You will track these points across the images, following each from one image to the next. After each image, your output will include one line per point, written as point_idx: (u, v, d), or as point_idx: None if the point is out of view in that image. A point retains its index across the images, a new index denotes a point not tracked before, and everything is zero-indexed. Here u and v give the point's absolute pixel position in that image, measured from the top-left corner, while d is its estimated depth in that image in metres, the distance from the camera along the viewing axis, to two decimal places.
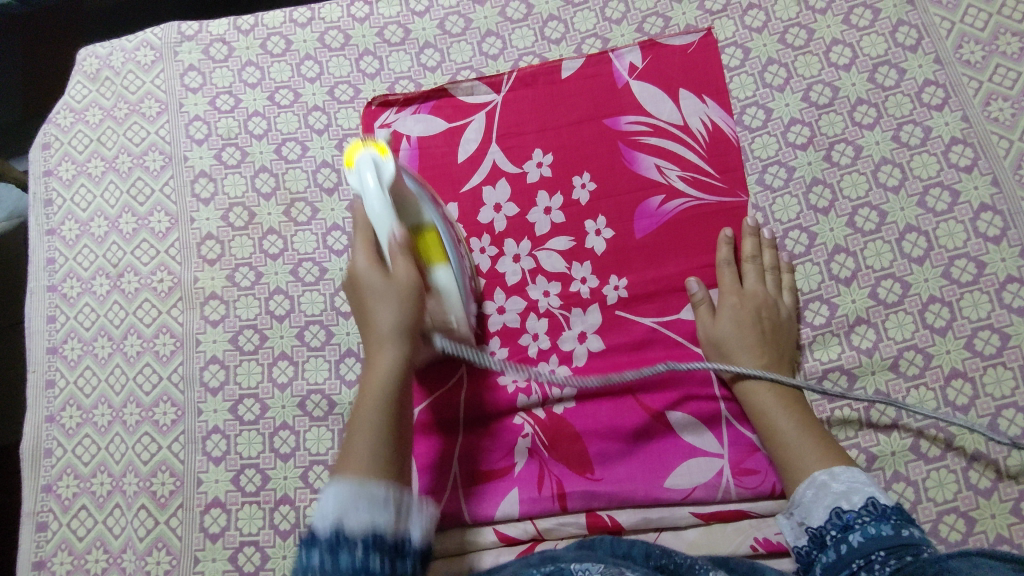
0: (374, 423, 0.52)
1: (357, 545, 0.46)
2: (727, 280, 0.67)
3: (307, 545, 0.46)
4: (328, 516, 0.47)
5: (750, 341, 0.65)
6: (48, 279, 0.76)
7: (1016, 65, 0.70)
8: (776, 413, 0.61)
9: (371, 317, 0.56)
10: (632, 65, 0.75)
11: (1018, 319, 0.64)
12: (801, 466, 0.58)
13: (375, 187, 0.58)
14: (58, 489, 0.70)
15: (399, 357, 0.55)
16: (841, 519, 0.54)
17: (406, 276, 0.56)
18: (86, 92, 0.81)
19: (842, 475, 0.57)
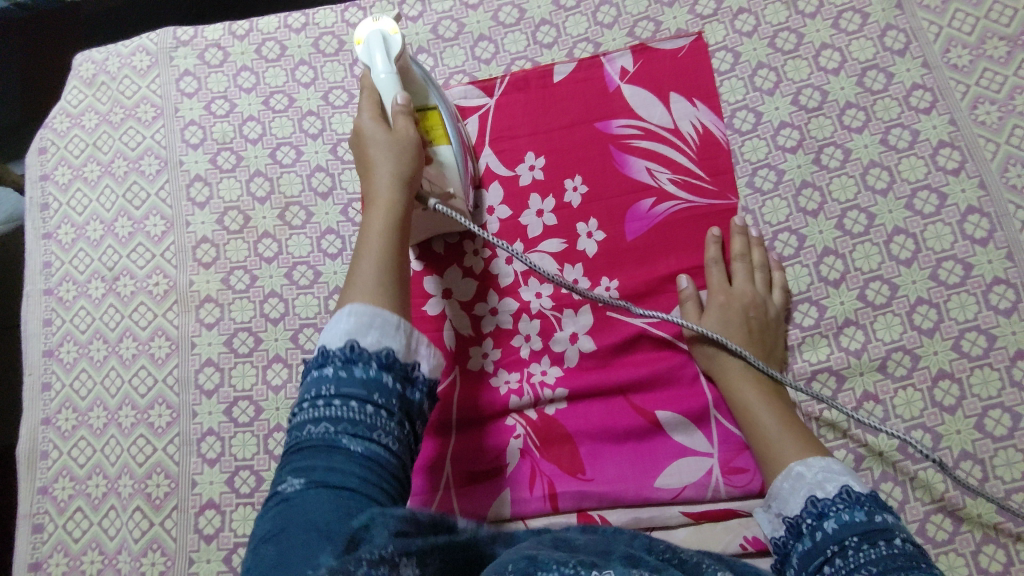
0: (372, 254, 0.59)
1: (370, 361, 0.53)
2: (717, 278, 0.68)
3: (320, 364, 0.53)
4: (340, 335, 0.54)
5: (736, 338, 0.65)
6: (44, 282, 0.77)
7: (1002, 69, 0.71)
8: (759, 406, 0.62)
9: (374, 168, 0.62)
10: (623, 68, 0.75)
11: (1004, 320, 0.65)
12: (779, 458, 0.59)
13: (382, 62, 0.64)
14: (54, 491, 0.71)
15: (402, 199, 0.61)
16: (816, 507, 0.54)
17: (406, 133, 0.63)
18: (82, 97, 0.82)
19: (816, 466, 0.57)
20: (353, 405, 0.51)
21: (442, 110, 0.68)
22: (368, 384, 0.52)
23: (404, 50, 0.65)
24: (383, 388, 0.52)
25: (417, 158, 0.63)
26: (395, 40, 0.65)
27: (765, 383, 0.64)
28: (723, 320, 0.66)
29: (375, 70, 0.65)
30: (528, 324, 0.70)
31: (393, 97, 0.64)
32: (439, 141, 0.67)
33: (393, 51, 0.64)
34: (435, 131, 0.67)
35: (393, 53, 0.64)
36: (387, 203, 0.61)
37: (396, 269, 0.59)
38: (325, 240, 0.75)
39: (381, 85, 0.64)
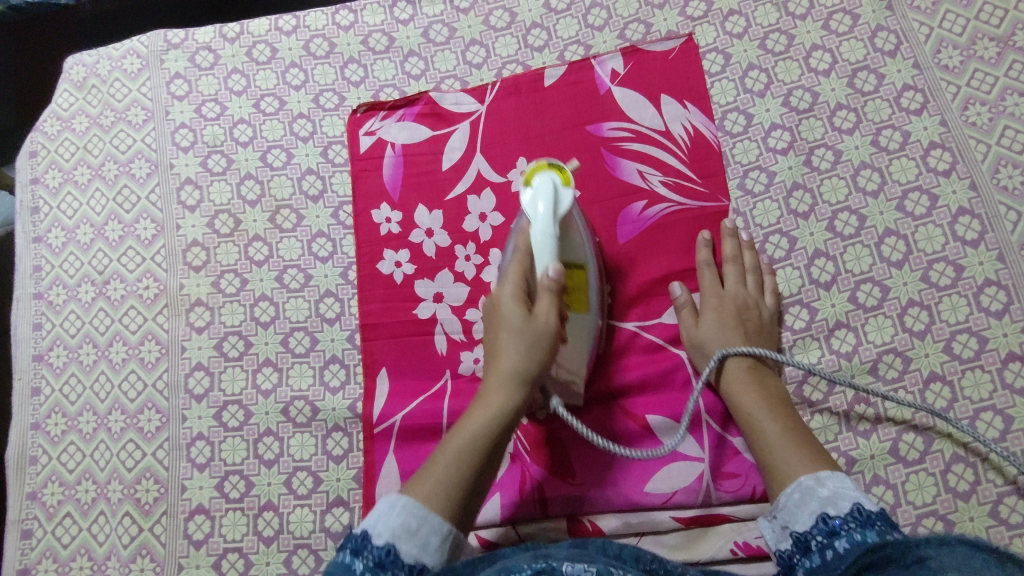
0: (454, 456, 0.57)
1: (399, 571, 0.51)
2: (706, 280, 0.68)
3: (354, 549, 0.52)
4: (385, 531, 0.52)
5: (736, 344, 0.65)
6: (33, 286, 0.76)
7: (992, 69, 0.71)
8: (762, 413, 0.61)
9: (500, 352, 0.61)
10: (614, 71, 0.75)
11: (995, 322, 0.65)
12: (785, 467, 0.58)
13: (545, 214, 0.59)
14: (43, 496, 0.70)
15: (512, 401, 0.60)
16: (828, 525, 0.53)
17: (544, 321, 0.60)
18: (72, 100, 0.82)
19: (828, 479, 0.55)
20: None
21: (590, 272, 0.64)
22: None
23: (570, 208, 0.61)
24: None
25: (547, 350, 0.60)
26: (565, 196, 0.61)
27: (769, 390, 0.63)
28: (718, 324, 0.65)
29: (534, 222, 0.60)
30: None
31: (548, 267, 0.60)
32: (578, 309, 0.63)
33: (560, 206, 0.60)
34: (573, 295, 0.63)
35: (556, 216, 0.60)
36: (500, 397, 0.60)
37: (482, 465, 0.57)
38: (316, 243, 0.75)
39: (537, 238, 0.60)
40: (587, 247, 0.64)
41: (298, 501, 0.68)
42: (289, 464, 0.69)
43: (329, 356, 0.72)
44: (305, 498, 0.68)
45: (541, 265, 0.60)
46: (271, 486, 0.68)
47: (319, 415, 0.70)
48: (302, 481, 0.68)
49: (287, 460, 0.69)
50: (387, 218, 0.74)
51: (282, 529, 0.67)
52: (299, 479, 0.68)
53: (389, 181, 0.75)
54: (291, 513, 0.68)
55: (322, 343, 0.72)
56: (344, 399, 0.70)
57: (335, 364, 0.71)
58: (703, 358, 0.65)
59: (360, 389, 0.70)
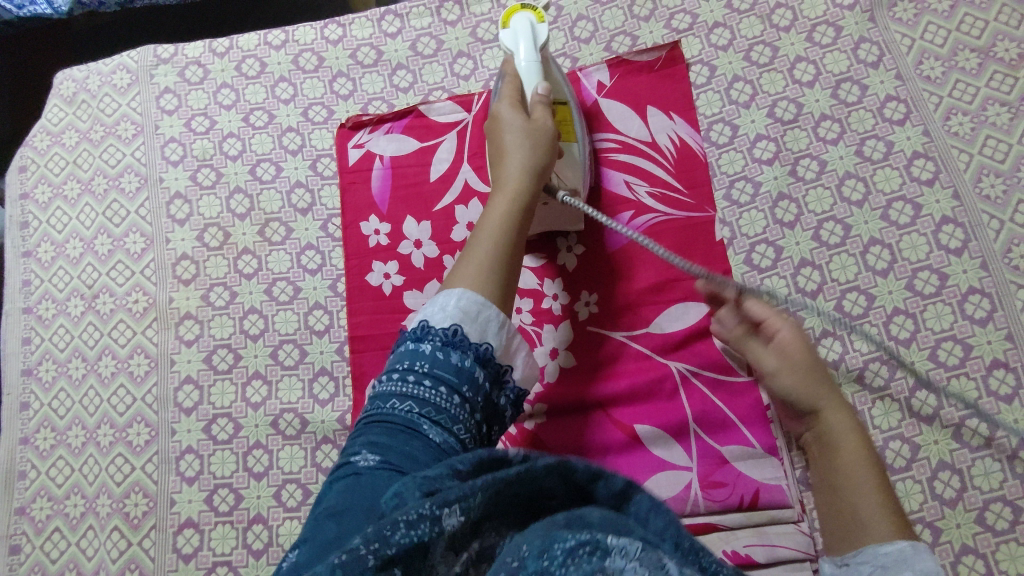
0: (487, 247, 0.59)
1: (467, 352, 0.52)
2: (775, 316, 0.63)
3: (418, 337, 0.53)
4: (445, 317, 0.53)
5: (825, 396, 0.60)
6: (23, 300, 0.77)
7: (974, 80, 0.71)
8: (854, 462, 0.56)
9: (506, 157, 0.63)
10: (600, 83, 0.76)
11: (980, 330, 0.65)
12: (869, 527, 0.52)
13: (526, 50, 0.68)
14: (32, 511, 0.70)
15: (528, 191, 0.62)
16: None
17: (543, 122, 0.65)
18: (63, 115, 0.82)
19: (924, 547, 0.50)
20: (443, 391, 0.51)
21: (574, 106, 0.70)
22: (461, 374, 0.51)
23: (547, 38, 0.69)
24: (475, 381, 0.52)
25: (548, 147, 0.64)
26: (542, 29, 0.69)
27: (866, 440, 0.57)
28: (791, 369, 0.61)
29: (518, 57, 0.68)
30: None
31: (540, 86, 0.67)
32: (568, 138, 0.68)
33: (538, 36, 0.68)
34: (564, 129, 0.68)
35: (537, 36, 0.68)
36: (514, 189, 0.62)
37: (508, 258, 0.59)
38: (305, 255, 0.75)
39: (525, 71, 0.68)
40: (566, 87, 0.71)
41: (287, 514, 0.68)
42: (279, 477, 0.69)
43: (319, 368, 0.72)
44: (294, 511, 0.68)
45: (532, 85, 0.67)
46: (261, 499, 0.68)
47: (308, 427, 0.70)
48: (292, 494, 0.68)
49: (276, 473, 0.69)
50: (375, 230, 0.74)
51: (271, 542, 0.67)
52: (289, 491, 0.68)
53: (377, 193, 0.75)
54: (280, 526, 0.68)
55: (311, 356, 0.72)
56: (333, 411, 0.70)
57: (324, 377, 0.72)
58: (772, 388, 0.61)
59: (349, 401, 0.70)
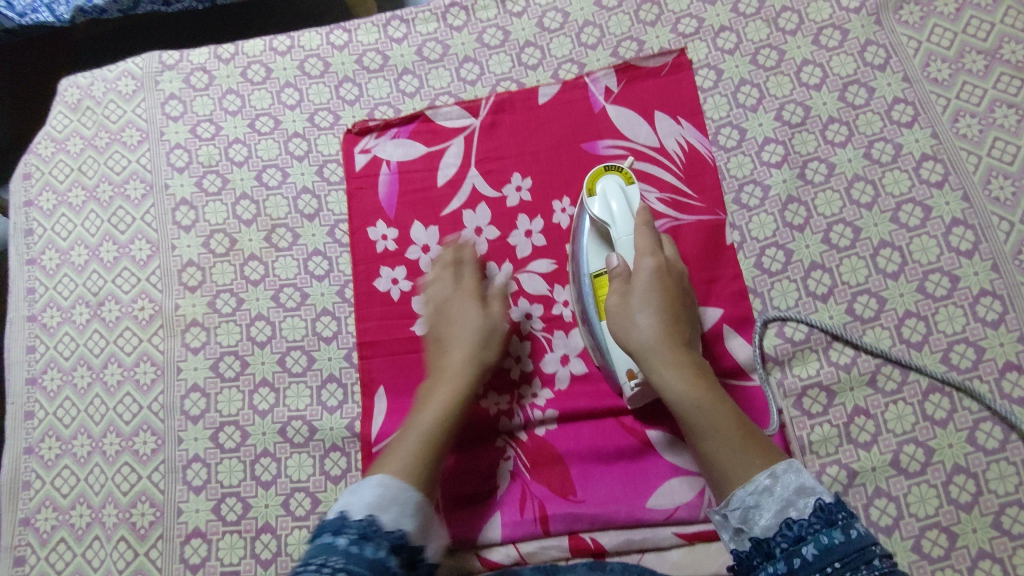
0: (424, 430, 0.62)
1: (382, 540, 0.54)
2: (640, 246, 0.63)
3: (333, 530, 0.54)
4: (364, 507, 0.56)
5: (644, 331, 0.61)
6: (27, 309, 0.76)
7: (981, 82, 0.71)
8: (696, 402, 0.58)
9: (445, 343, 0.67)
10: (608, 89, 0.76)
11: (992, 332, 0.65)
12: (738, 469, 0.55)
13: (619, 215, 0.64)
14: (36, 522, 0.69)
15: (453, 384, 0.64)
16: (792, 531, 0.51)
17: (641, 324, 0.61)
18: (67, 122, 0.82)
19: (783, 475, 0.54)
20: None
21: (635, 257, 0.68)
22: (376, 563, 0.53)
23: (639, 202, 0.66)
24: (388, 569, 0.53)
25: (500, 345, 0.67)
26: (634, 193, 0.65)
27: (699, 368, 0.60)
28: (648, 307, 0.61)
29: (613, 223, 0.64)
30: (518, 345, 0.70)
31: (623, 258, 0.64)
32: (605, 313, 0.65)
33: (633, 204, 0.65)
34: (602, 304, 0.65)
35: (634, 205, 0.65)
36: (447, 380, 0.64)
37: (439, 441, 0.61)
38: (311, 262, 0.75)
39: (619, 239, 0.64)
40: None
41: (295, 523, 0.67)
42: (287, 485, 0.68)
43: (327, 375, 0.71)
44: (302, 519, 0.67)
45: (621, 253, 0.64)
46: (269, 508, 0.68)
47: (316, 434, 0.69)
48: (300, 502, 0.68)
49: (284, 481, 0.68)
50: (383, 235, 0.74)
51: (280, 551, 0.66)
52: (297, 500, 0.68)
53: (384, 199, 0.75)
54: (289, 535, 0.67)
55: (319, 362, 0.72)
56: (342, 418, 0.70)
57: (332, 384, 0.71)
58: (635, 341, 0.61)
59: (358, 408, 0.70)
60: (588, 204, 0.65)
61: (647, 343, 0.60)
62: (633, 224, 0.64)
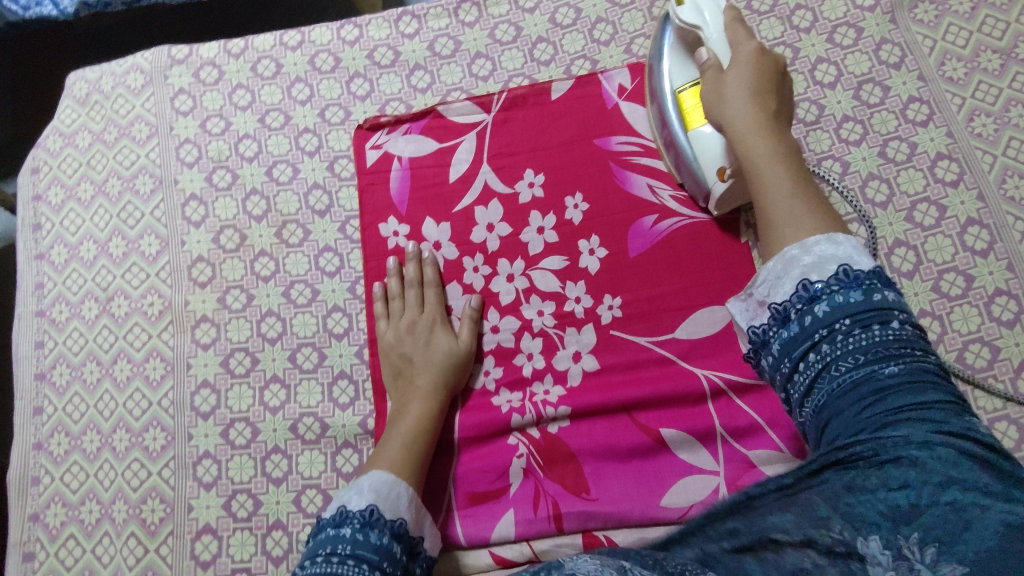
0: (401, 446, 0.62)
1: (385, 527, 0.56)
2: (734, 36, 0.62)
3: (335, 523, 0.55)
4: (364, 499, 0.57)
5: (732, 100, 0.58)
6: (35, 303, 0.75)
7: (997, 81, 0.71)
8: (762, 157, 0.54)
9: (417, 363, 0.68)
10: (621, 86, 0.76)
11: (1008, 332, 0.65)
12: (793, 234, 0.49)
13: (711, 16, 0.64)
14: (45, 517, 0.69)
15: (424, 400, 0.65)
16: (808, 292, 0.46)
17: (744, 53, 0.60)
18: (75, 116, 0.81)
19: (817, 249, 0.48)
20: (365, 567, 0.52)
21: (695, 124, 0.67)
22: (382, 549, 0.54)
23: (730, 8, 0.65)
24: (393, 555, 0.54)
25: (469, 368, 0.69)
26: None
27: (783, 139, 0.55)
28: (739, 82, 0.58)
29: (704, 24, 0.64)
30: (530, 341, 0.69)
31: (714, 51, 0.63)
32: (692, 124, 0.66)
33: (721, 7, 0.65)
34: (687, 115, 0.66)
35: (721, 8, 0.65)
36: (424, 399, 0.65)
37: (418, 456, 0.62)
38: (323, 258, 0.74)
39: (710, 36, 0.64)
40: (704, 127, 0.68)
41: (306, 520, 0.67)
42: (298, 482, 0.68)
43: (338, 372, 0.71)
44: (313, 516, 0.67)
45: (711, 46, 0.63)
46: (280, 505, 0.67)
47: (328, 432, 0.69)
48: (312, 499, 0.67)
49: (295, 478, 0.68)
50: (394, 232, 0.74)
51: (291, 548, 0.66)
52: (308, 497, 0.67)
53: (395, 195, 0.75)
54: (300, 531, 0.67)
55: (330, 359, 0.71)
56: (354, 415, 0.69)
57: (344, 380, 0.71)
58: (714, 103, 0.60)
59: (370, 407, 0.70)
60: (678, 12, 0.66)
61: (730, 115, 0.58)
62: (722, 19, 0.64)
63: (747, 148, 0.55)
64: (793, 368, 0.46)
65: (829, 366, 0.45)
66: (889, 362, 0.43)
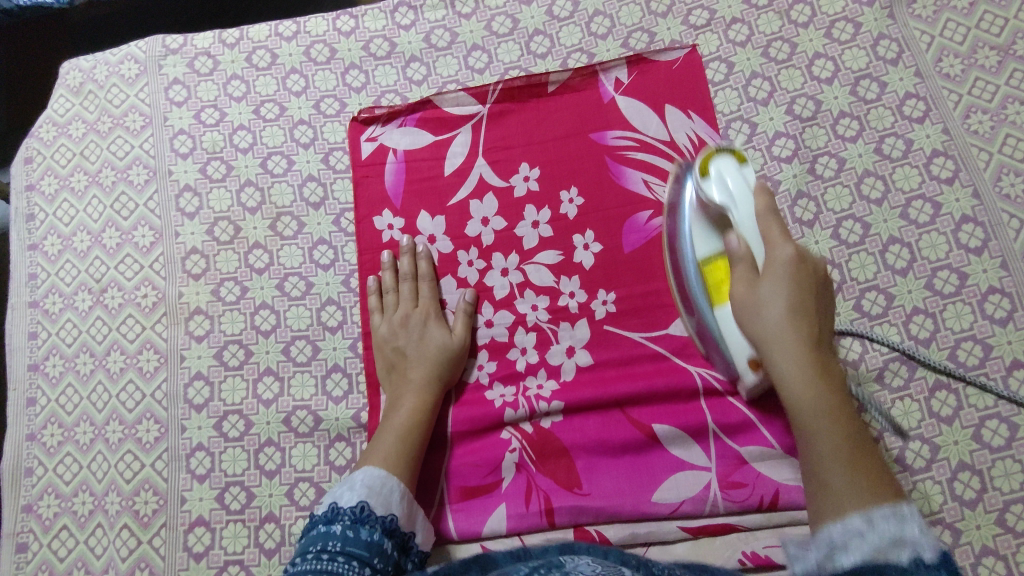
0: (394, 440, 0.62)
1: (376, 524, 0.56)
2: (767, 233, 0.60)
3: (327, 520, 0.55)
4: (356, 495, 0.57)
5: (772, 317, 0.58)
6: (29, 295, 0.75)
7: (994, 78, 0.71)
8: (810, 409, 0.55)
9: (411, 357, 0.68)
10: (618, 80, 0.75)
11: (1000, 330, 0.65)
12: (841, 492, 0.50)
13: (741, 193, 0.61)
14: (39, 509, 0.69)
15: (418, 395, 0.65)
16: (880, 571, 0.42)
17: (783, 256, 0.58)
18: (69, 106, 0.81)
19: (882, 521, 0.47)
20: (355, 564, 0.52)
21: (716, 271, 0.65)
22: (373, 545, 0.54)
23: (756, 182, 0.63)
24: (384, 551, 0.55)
25: (463, 362, 0.69)
26: (747, 172, 0.63)
27: (830, 379, 0.56)
28: (778, 293, 0.58)
29: (731, 205, 0.61)
30: (524, 336, 0.69)
31: (744, 240, 0.61)
32: (719, 300, 0.63)
33: (750, 184, 0.62)
34: (715, 292, 0.64)
35: (750, 186, 0.62)
36: (418, 393, 0.66)
37: (411, 449, 0.62)
38: (317, 251, 0.74)
39: (740, 219, 0.61)
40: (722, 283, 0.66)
41: (300, 513, 0.67)
42: (291, 475, 0.68)
43: (332, 365, 0.71)
44: (307, 509, 0.67)
45: (744, 234, 0.60)
46: (273, 498, 0.68)
47: (321, 425, 0.69)
48: (305, 492, 0.68)
49: (288, 471, 0.68)
50: (389, 225, 0.74)
51: (284, 540, 0.66)
52: (301, 490, 0.68)
53: (390, 188, 0.74)
54: (294, 524, 0.67)
55: (323, 352, 0.71)
56: (348, 409, 0.69)
57: (337, 373, 0.71)
58: (754, 318, 0.59)
59: (364, 400, 0.70)
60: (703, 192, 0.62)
61: (776, 332, 0.57)
62: (754, 203, 0.61)
63: (784, 360, 0.56)
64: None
65: None
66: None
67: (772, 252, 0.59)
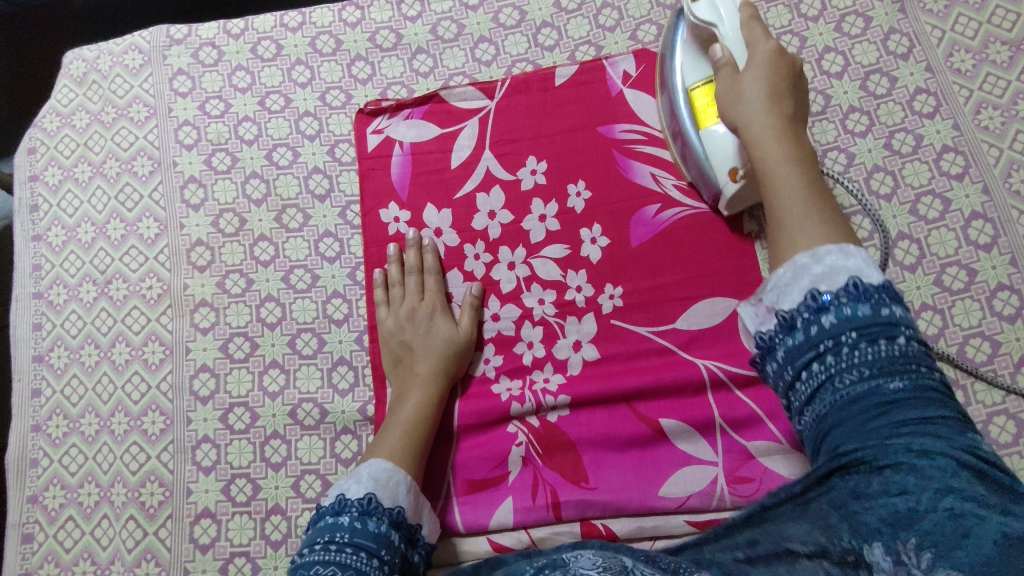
0: (400, 434, 0.62)
1: (384, 516, 0.55)
2: (751, 35, 0.60)
3: (334, 511, 0.55)
4: (363, 487, 0.57)
5: (751, 103, 0.56)
6: (33, 285, 0.75)
7: (1006, 73, 0.70)
8: (779, 166, 0.52)
9: (418, 351, 0.67)
10: (626, 73, 0.75)
11: (1008, 327, 0.65)
12: (803, 239, 0.48)
13: (728, 15, 0.62)
14: (44, 500, 0.69)
15: (425, 389, 0.65)
16: (817, 301, 0.45)
17: (764, 52, 0.58)
18: (73, 96, 0.80)
19: (828, 257, 0.46)
20: (363, 555, 0.52)
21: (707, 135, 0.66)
22: (381, 537, 0.54)
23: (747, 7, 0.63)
24: (391, 543, 0.54)
25: (470, 355, 0.69)
26: None
27: (804, 148, 0.54)
28: (756, 82, 0.57)
29: (719, 23, 0.63)
30: (531, 330, 0.69)
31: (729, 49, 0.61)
32: (706, 122, 0.64)
33: (738, 5, 0.63)
34: (699, 114, 0.65)
35: (737, 5, 0.63)
36: (424, 387, 0.65)
37: (418, 444, 0.62)
38: (322, 243, 0.74)
39: (726, 34, 0.62)
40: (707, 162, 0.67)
41: (305, 505, 0.67)
42: (297, 467, 0.68)
43: (338, 358, 0.71)
44: (313, 501, 0.67)
45: (728, 44, 0.61)
46: (279, 490, 0.68)
47: (327, 418, 0.69)
48: (311, 485, 0.68)
49: (294, 464, 0.68)
50: (395, 218, 0.73)
51: (289, 533, 0.66)
52: (307, 482, 0.68)
53: (397, 180, 0.74)
54: (299, 516, 0.67)
55: (329, 345, 0.71)
56: (353, 402, 0.69)
57: (343, 366, 0.71)
58: (731, 108, 0.57)
59: (370, 393, 0.70)
60: (691, 7, 0.64)
61: (747, 118, 0.56)
62: (738, 15, 0.62)
63: (760, 141, 0.54)
64: (795, 377, 0.45)
65: (831, 378, 0.43)
66: (894, 378, 0.42)
67: (754, 45, 0.59)
